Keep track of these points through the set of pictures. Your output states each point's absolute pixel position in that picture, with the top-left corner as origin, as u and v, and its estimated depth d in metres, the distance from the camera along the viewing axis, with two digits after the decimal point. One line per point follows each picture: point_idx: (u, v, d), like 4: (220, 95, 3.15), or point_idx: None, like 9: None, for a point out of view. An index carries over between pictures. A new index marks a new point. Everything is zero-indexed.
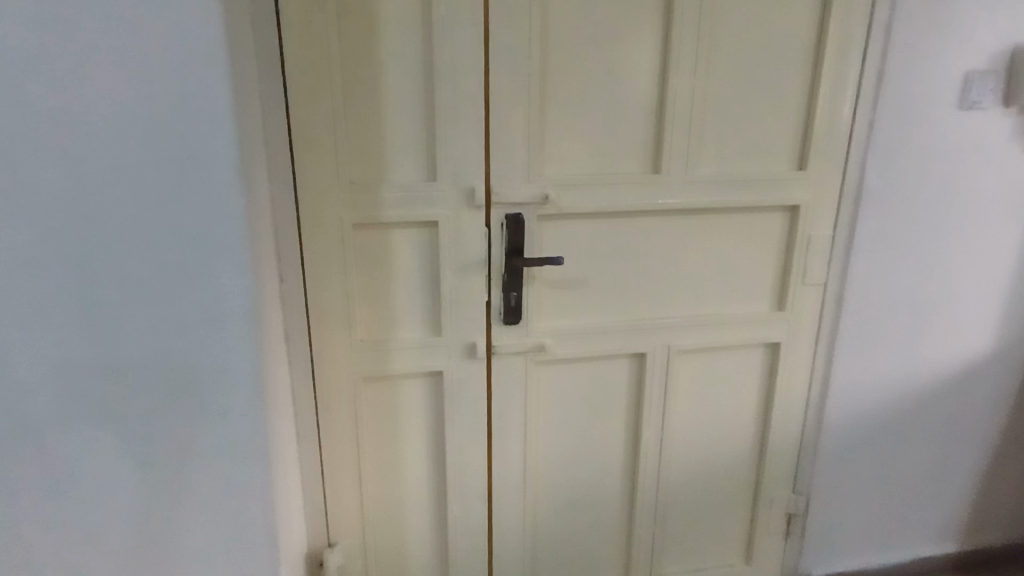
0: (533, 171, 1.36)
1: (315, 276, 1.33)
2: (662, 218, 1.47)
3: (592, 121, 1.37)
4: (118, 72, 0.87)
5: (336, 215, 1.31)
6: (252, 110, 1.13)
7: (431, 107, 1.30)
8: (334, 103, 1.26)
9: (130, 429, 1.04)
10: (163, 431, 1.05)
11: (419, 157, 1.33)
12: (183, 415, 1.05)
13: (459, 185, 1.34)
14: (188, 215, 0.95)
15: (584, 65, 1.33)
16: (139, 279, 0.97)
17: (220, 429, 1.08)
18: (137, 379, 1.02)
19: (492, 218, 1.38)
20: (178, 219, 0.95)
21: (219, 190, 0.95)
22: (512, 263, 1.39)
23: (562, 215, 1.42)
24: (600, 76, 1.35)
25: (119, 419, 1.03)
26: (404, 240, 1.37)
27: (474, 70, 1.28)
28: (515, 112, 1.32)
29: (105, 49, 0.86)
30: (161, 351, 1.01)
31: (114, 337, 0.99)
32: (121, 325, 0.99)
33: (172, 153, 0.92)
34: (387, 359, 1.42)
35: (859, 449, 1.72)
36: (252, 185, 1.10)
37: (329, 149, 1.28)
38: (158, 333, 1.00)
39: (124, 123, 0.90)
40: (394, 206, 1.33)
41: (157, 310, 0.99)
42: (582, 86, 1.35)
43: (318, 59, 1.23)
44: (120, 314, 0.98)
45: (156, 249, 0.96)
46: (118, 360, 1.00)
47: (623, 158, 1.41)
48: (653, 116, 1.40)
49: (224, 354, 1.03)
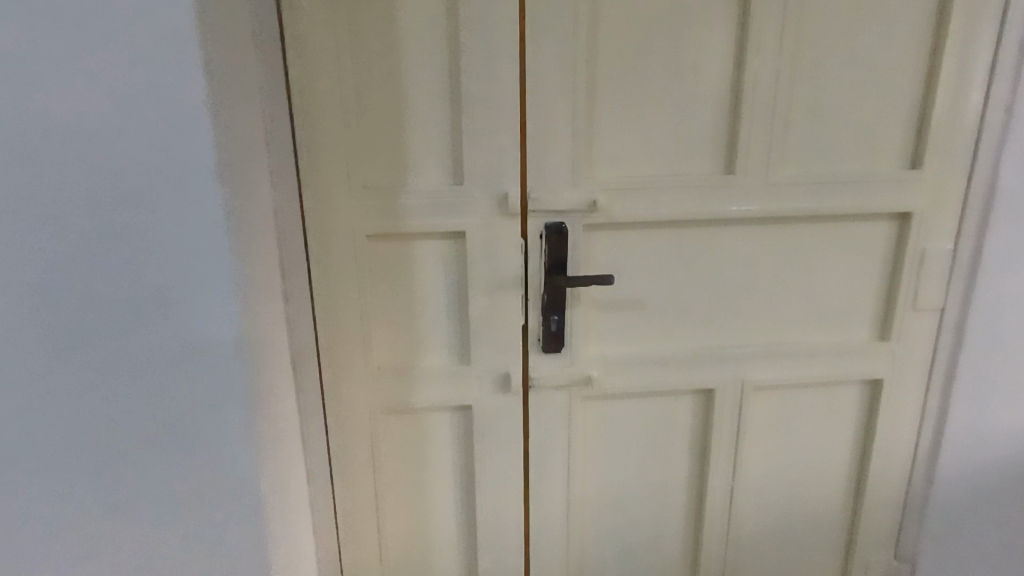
0: (579, 174, 1.15)
1: (326, 294, 1.16)
2: (733, 230, 1.23)
3: (651, 114, 1.15)
4: (72, 51, 0.70)
5: (348, 225, 1.13)
6: (257, 104, 0.96)
7: (460, 99, 1.10)
8: (344, 94, 1.08)
9: (106, 487, 0.86)
10: (143, 488, 0.87)
11: (446, 159, 1.14)
12: (170, 469, 0.87)
13: (491, 190, 1.14)
14: (171, 246, 0.78)
15: (644, 47, 1.11)
16: (115, 323, 0.80)
17: (211, 487, 0.89)
18: (111, 428, 0.84)
19: (530, 229, 1.17)
20: (155, 233, 0.77)
21: (206, 219, 0.78)
22: (553, 282, 1.18)
23: (613, 225, 1.20)
24: (661, 59, 1.12)
25: (92, 476, 0.86)
26: (427, 254, 1.18)
27: (512, 54, 1.08)
28: (557, 105, 1.11)
29: (58, 41, 0.69)
30: (140, 394, 0.83)
31: (89, 397, 0.82)
32: (89, 363, 0.81)
33: (149, 173, 0.75)
34: (409, 390, 1.24)
35: (991, 525, 1.34)
36: (253, 195, 0.93)
37: (340, 148, 1.10)
38: (139, 393, 0.83)
39: (82, 122, 0.72)
40: (415, 215, 1.14)
41: (132, 345, 0.81)
42: (640, 71, 1.12)
43: (326, 42, 1.05)
44: (87, 351, 0.80)
45: (130, 272, 0.78)
46: (89, 404, 0.83)
47: (688, 157, 1.18)
48: (728, 107, 1.16)
49: (217, 396, 0.85)
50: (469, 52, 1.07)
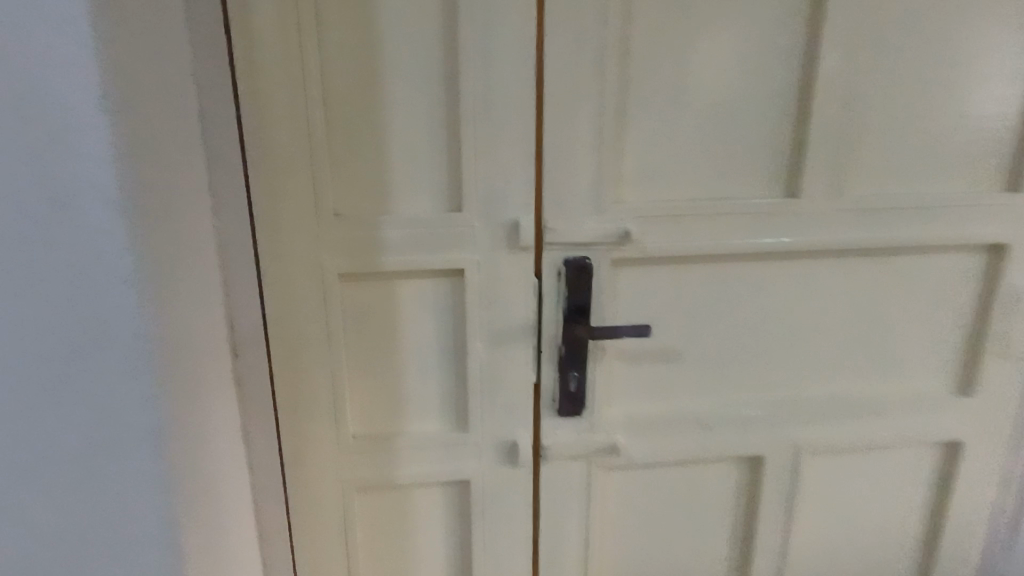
0: (605, 198, 0.92)
1: (284, 350, 0.92)
2: (790, 265, 1.01)
3: (696, 123, 0.92)
4: None
5: (314, 263, 0.89)
6: (181, 105, 0.72)
7: (457, 103, 0.86)
8: (307, 97, 0.83)
9: None
10: None
11: (440, 178, 0.90)
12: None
13: (497, 217, 0.91)
14: (61, 319, 0.56)
15: (689, 40, 0.88)
16: None
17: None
18: None
19: (545, 267, 0.94)
20: (23, 263, 0.54)
21: (109, 285, 0.55)
22: (573, 331, 0.96)
23: (646, 260, 0.97)
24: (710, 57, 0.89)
25: None
26: (414, 297, 0.93)
27: (524, 47, 0.85)
28: (580, 113, 0.88)
29: None
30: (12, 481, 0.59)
31: None
32: None
33: (21, 220, 0.53)
34: (392, 464, 0.99)
35: None
36: (178, 225, 0.70)
37: (303, 166, 0.86)
38: (36, 526, 0.60)
39: None
40: (398, 250, 0.90)
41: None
42: (683, 72, 0.90)
43: (284, 29, 0.81)
44: None
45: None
46: None
47: (741, 177, 0.95)
48: (789, 116, 0.93)
49: (123, 491, 0.61)
50: (470, 43, 0.84)
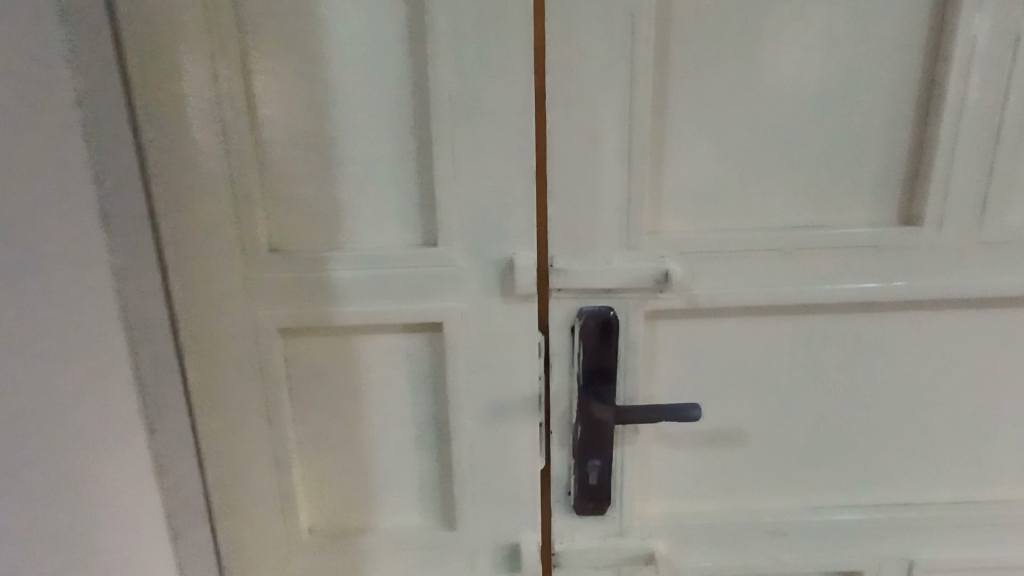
0: (636, 230, 0.68)
1: (212, 425, 0.71)
2: (902, 321, 0.73)
3: (766, 127, 0.67)
4: None
5: (244, 315, 0.68)
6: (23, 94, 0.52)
7: (427, 102, 0.63)
8: (223, 94, 0.62)
9: None
10: None
11: (409, 203, 0.67)
12: None
13: (486, 255, 0.67)
14: None
15: (758, 11, 0.63)
16: None
17: None
18: None
19: (554, 320, 0.70)
20: None
21: None
22: (593, 409, 0.71)
23: (695, 311, 0.71)
24: (785, 34, 0.64)
25: None
26: (379, 359, 0.71)
27: (521, 23, 0.61)
28: (599, 115, 0.64)
29: None
30: None
31: None
32: None
33: None
34: (358, 568, 0.77)
35: None
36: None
37: (223, 185, 0.64)
38: None
39: None
40: (352, 296, 0.67)
41: None
42: (748, 57, 0.65)
43: (189, 2, 0.60)
44: None
45: None
46: None
47: (827, 197, 0.70)
48: (907, 115, 0.67)
49: None
50: (445, 19, 0.61)
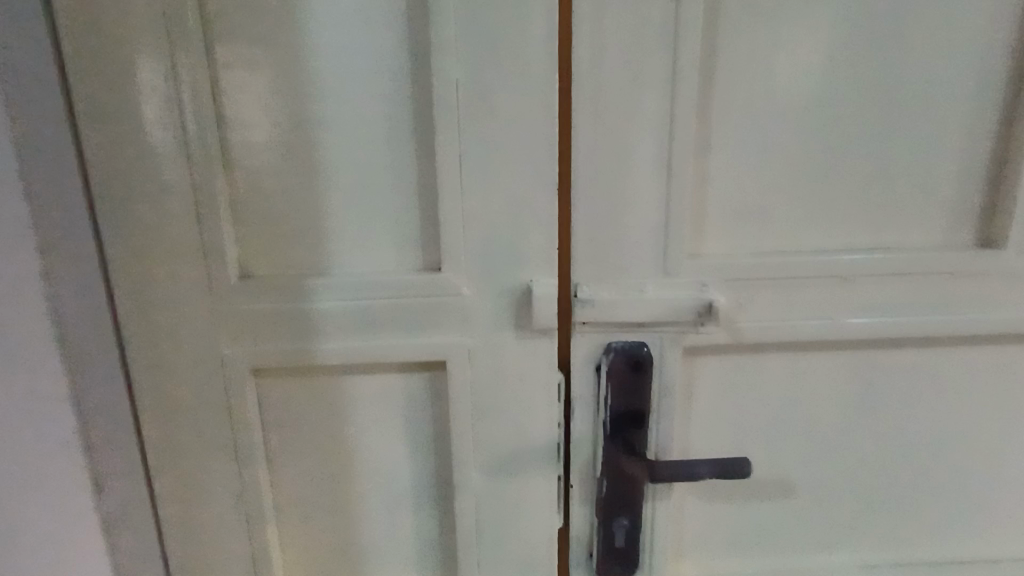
0: (674, 253, 0.58)
1: (174, 484, 0.60)
2: (976, 356, 0.64)
3: (828, 133, 0.57)
4: None
5: (209, 354, 0.57)
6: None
7: (431, 101, 0.53)
8: (182, 92, 0.51)
9: None
10: None
11: (408, 221, 0.56)
12: None
13: (498, 283, 0.57)
14: None
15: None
16: None
17: None
18: None
19: (577, 357, 0.60)
20: None
21: None
22: (621, 460, 0.61)
23: (740, 346, 0.61)
24: (852, 25, 0.54)
25: None
26: (371, 403, 0.60)
27: (544, 8, 0.51)
28: (632, 117, 0.54)
29: None
30: None
31: None
32: None
33: None
34: None
35: None
36: None
37: (183, 200, 0.53)
38: None
39: None
40: (340, 332, 0.57)
41: None
42: (808, 52, 0.55)
43: None
44: None
45: None
46: None
47: (895, 216, 0.60)
48: (991, 121, 0.58)
49: None
50: (453, 2, 0.51)
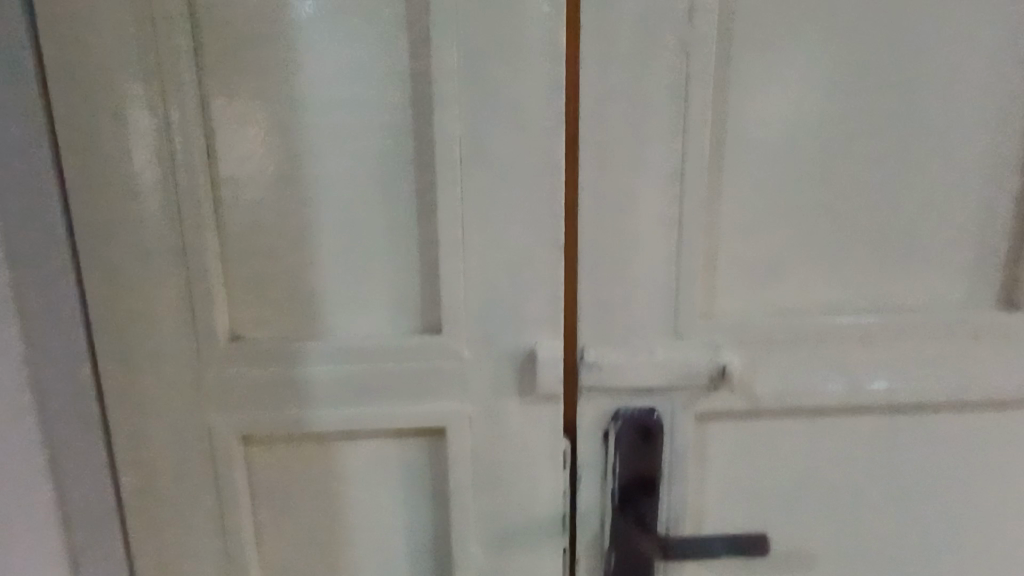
0: (685, 316, 0.55)
1: (152, 559, 0.56)
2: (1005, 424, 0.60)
3: (843, 191, 0.55)
4: None
5: (194, 422, 0.54)
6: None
7: (431, 158, 0.51)
8: (174, 154, 0.50)
9: None
10: None
11: (405, 280, 0.54)
12: None
13: (499, 346, 0.54)
14: None
15: (833, 56, 0.52)
16: None
17: None
18: None
19: (583, 424, 0.56)
20: None
21: None
22: (630, 534, 0.58)
23: (755, 412, 0.58)
24: (866, 84, 0.53)
25: None
26: (365, 473, 0.57)
27: (549, 65, 0.50)
28: (640, 176, 0.52)
29: None
30: None
31: None
32: None
33: None
34: None
35: None
36: None
37: (171, 263, 0.51)
38: None
39: None
40: (332, 397, 0.54)
41: None
42: (820, 110, 0.53)
43: (133, 45, 0.48)
44: None
45: None
46: None
47: (915, 277, 0.57)
48: (1011, 180, 0.55)
49: None
50: (455, 58, 0.49)
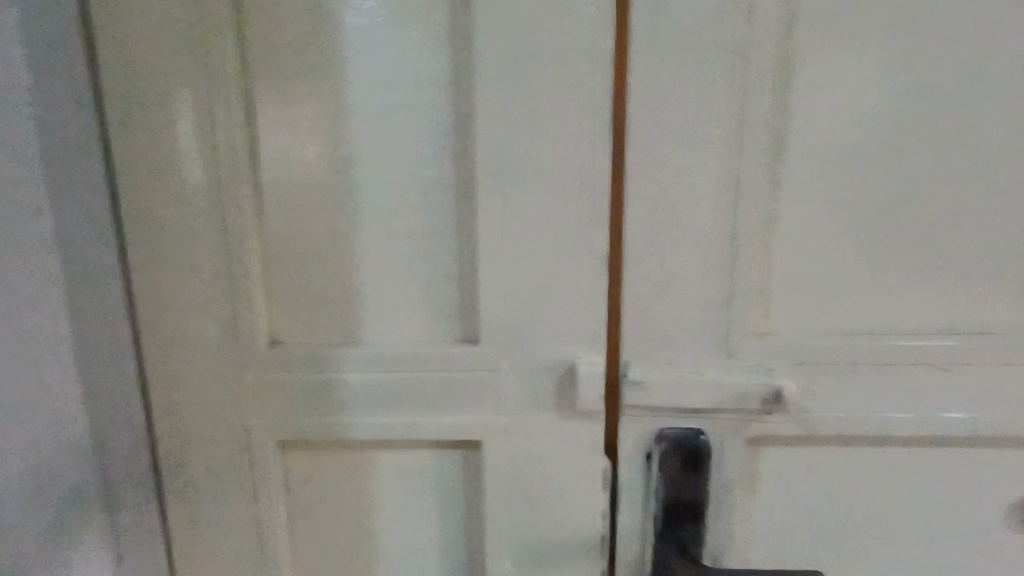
0: (737, 334, 0.52)
1: (192, 557, 0.57)
2: None
3: (918, 204, 0.50)
4: None
5: (234, 425, 0.54)
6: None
7: (472, 164, 0.50)
8: (220, 160, 0.50)
9: None
10: None
11: (444, 289, 0.53)
12: None
13: (539, 359, 0.52)
14: None
15: (911, 57, 0.48)
16: None
17: None
18: None
19: (625, 443, 0.54)
20: None
21: None
22: (672, 561, 0.55)
23: (811, 438, 0.54)
24: (948, 87, 0.48)
25: None
26: (400, 482, 0.56)
27: (596, 69, 0.48)
28: (692, 185, 0.49)
29: None
30: None
31: None
32: None
33: None
34: None
35: None
36: None
37: (214, 267, 0.52)
38: None
39: None
40: (368, 405, 0.54)
41: None
42: (894, 116, 0.49)
43: (183, 53, 0.48)
44: None
45: None
46: None
47: (1002, 299, 0.52)
48: None
49: None
50: (499, 62, 0.48)
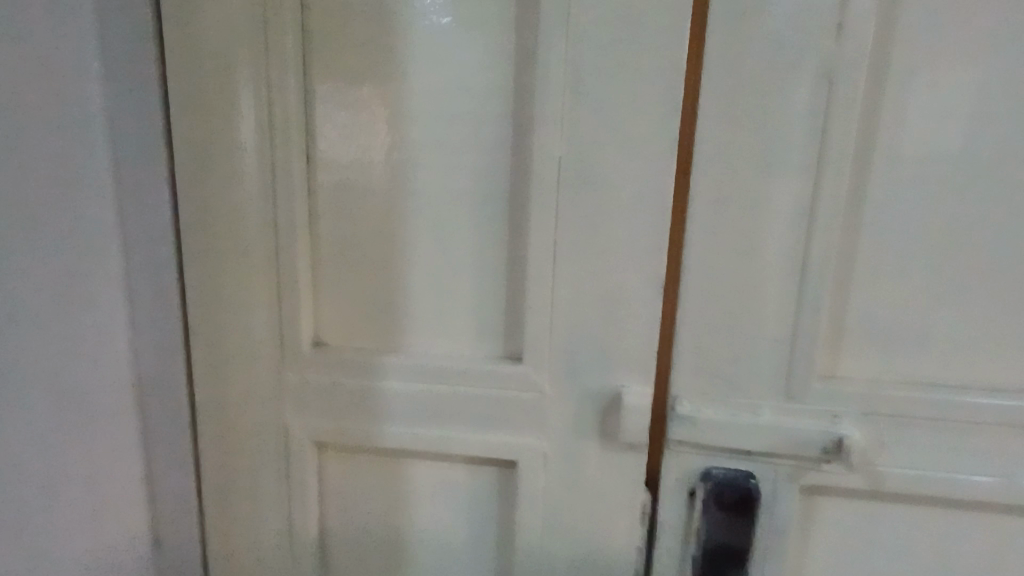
0: (799, 375, 0.48)
1: (224, 550, 0.57)
2: None
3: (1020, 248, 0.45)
4: None
5: (274, 423, 0.54)
6: (64, 88, 0.45)
7: (527, 176, 0.48)
8: (276, 161, 0.50)
9: None
10: None
11: (491, 303, 0.51)
12: None
13: (583, 384, 0.50)
14: None
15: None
16: None
17: None
18: None
19: (669, 479, 0.51)
20: None
21: None
22: None
23: (874, 493, 0.50)
24: None
25: None
26: (433, 495, 0.55)
27: (666, 82, 0.45)
28: (761, 213, 0.46)
29: None
30: None
31: None
32: None
33: None
34: None
35: None
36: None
37: (264, 266, 0.52)
38: None
39: None
40: (405, 414, 0.53)
41: None
42: (1000, 151, 0.44)
43: (247, 52, 0.48)
44: None
45: None
46: None
47: None
48: None
49: None
50: (563, 70, 0.45)
